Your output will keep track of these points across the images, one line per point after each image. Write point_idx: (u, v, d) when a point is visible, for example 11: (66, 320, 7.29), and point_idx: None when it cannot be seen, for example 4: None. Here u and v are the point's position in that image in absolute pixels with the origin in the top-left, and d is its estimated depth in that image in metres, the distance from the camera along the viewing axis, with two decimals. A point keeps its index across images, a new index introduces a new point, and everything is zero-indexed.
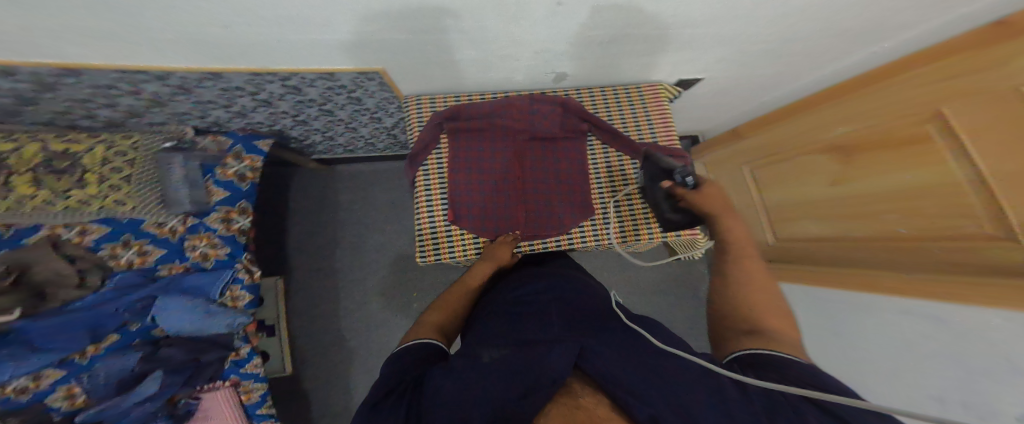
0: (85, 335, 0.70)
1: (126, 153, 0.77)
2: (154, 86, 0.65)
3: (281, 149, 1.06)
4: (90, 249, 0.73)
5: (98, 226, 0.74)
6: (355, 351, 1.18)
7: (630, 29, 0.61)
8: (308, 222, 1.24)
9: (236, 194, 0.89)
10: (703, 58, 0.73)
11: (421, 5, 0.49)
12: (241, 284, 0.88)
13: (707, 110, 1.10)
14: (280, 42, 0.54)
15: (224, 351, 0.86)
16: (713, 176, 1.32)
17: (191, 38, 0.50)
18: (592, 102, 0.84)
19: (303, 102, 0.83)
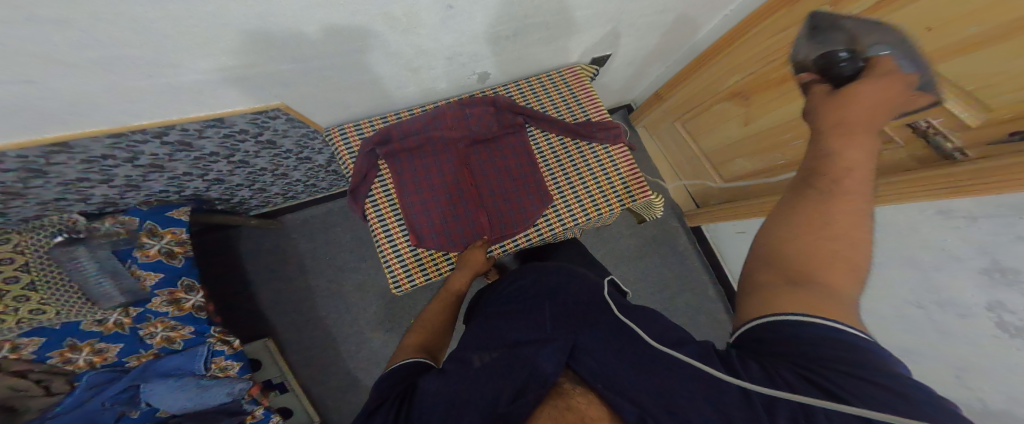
0: None
1: (14, 258, 0.69)
2: (4, 172, 0.59)
3: (204, 214, 0.98)
4: (36, 360, 0.69)
5: (30, 338, 0.69)
6: (365, 392, 1.14)
7: (527, 14, 0.62)
8: (274, 281, 1.18)
9: (172, 272, 0.82)
10: (612, 24, 0.75)
11: (293, 30, 0.48)
12: (223, 354, 0.83)
13: (635, 72, 1.12)
14: (143, 87, 0.50)
15: (237, 418, 0.82)
16: (661, 131, 1.36)
17: (36, 104, 0.46)
18: (520, 95, 0.82)
19: (204, 158, 0.79)
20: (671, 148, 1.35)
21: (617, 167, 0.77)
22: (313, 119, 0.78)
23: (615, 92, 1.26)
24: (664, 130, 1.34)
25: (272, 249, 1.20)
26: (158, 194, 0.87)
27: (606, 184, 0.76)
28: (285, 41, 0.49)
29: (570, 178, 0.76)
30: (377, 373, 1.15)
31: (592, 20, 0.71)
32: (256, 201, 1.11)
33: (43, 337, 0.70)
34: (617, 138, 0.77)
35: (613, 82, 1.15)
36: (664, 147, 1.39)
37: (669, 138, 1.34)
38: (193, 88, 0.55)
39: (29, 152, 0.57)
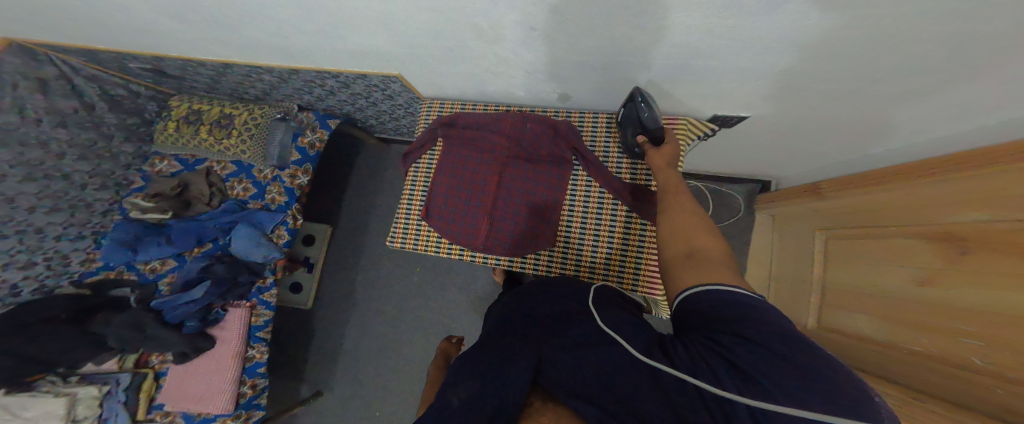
0: (193, 240, 1.07)
1: (256, 119, 1.10)
2: (250, 70, 0.92)
3: (351, 128, 1.24)
4: (222, 179, 1.13)
5: (232, 165, 1.14)
6: (357, 304, 1.34)
7: (621, 56, 0.57)
8: (356, 190, 1.42)
9: (305, 157, 1.13)
10: (742, 89, 0.60)
11: (401, 27, 0.58)
12: (286, 227, 1.10)
13: (774, 150, 0.87)
14: (312, 49, 0.71)
15: (253, 276, 1.05)
16: (784, 232, 1.04)
17: (267, 45, 0.74)
18: (591, 129, 0.76)
19: (355, 95, 0.97)
20: (782, 259, 1.03)
21: (641, 249, 0.69)
22: (421, 91, 0.86)
23: (744, 159, 0.99)
24: (792, 231, 0.99)
25: (368, 166, 1.42)
26: (330, 107, 1.13)
27: (618, 259, 0.71)
28: (404, 31, 0.59)
29: (586, 235, 0.72)
30: (377, 299, 1.34)
31: (709, 80, 0.59)
32: (381, 130, 1.31)
33: (238, 168, 1.13)
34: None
35: (744, 149, 0.91)
36: (776, 250, 1.06)
37: (792, 243, 0.99)
38: (345, 58, 0.72)
39: (268, 68, 0.87)
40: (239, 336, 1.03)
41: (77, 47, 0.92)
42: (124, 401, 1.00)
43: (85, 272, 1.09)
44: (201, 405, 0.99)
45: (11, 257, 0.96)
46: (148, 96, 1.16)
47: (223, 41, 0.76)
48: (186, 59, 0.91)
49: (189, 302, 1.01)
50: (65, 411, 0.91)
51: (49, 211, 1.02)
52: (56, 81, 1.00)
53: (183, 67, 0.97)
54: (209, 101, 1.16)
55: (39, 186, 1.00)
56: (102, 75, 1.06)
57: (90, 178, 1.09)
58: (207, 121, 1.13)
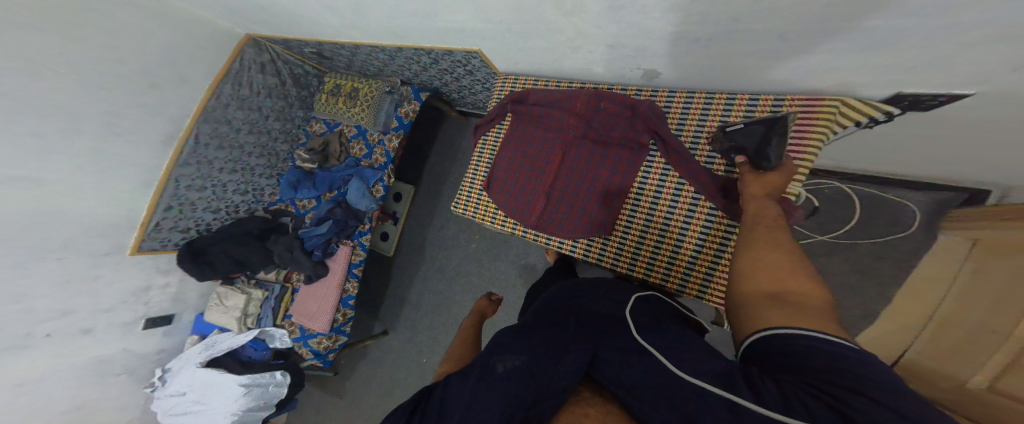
0: (327, 186, 1.40)
1: (370, 90, 1.32)
2: (367, 49, 1.09)
3: (437, 100, 1.36)
4: (348, 140, 1.44)
5: (354, 128, 1.42)
6: (425, 259, 1.51)
7: (733, 25, 0.45)
8: (438, 158, 1.56)
9: (401, 125, 1.31)
10: (937, 63, 0.41)
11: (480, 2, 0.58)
12: (383, 184, 1.31)
13: (984, 141, 0.59)
14: (406, 27, 0.79)
15: (357, 221, 1.28)
16: (987, 275, 0.71)
17: (377, 25, 0.85)
18: (679, 109, 0.66)
19: (443, 71, 1.06)
20: (961, 305, 0.73)
21: (720, 255, 0.58)
22: (498, 66, 0.87)
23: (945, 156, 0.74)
24: (996, 271, 0.69)
25: (449, 137, 1.56)
26: (422, 82, 1.26)
27: (685, 261, 0.62)
28: (486, 7, 0.59)
29: (650, 228, 0.65)
30: (442, 259, 1.48)
31: (866, 54, 0.43)
32: (462, 103, 1.40)
33: (358, 131, 1.41)
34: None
35: (927, 135, 0.64)
36: (956, 288, 0.77)
37: (993, 286, 0.68)
38: (437, 36, 0.78)
39: (382, 47, 1.01)
40: (341, 270, 1.27)
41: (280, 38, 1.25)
42: (273, 307, 1.38)
43: (270, 202, 1.55)
44: (313, 319, 1.27)
45: (237, 187, 1.41)
46: (313, 73, 1.52)
47: (349, 24, 0.91)
48: (327, 42, 1.13)
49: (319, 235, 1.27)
50: (242, 305, 1.33)
51: (257, 156, 1.45)
52: (270, 64, 1.37)
53: (334, 50, 1.22)
54: (345, 76, 1.46)
55: (254, 137, 1.42)
56: (293, 59, 1.42)
57: (280, 134, 1.50)
58: (342, 92, 1.44)
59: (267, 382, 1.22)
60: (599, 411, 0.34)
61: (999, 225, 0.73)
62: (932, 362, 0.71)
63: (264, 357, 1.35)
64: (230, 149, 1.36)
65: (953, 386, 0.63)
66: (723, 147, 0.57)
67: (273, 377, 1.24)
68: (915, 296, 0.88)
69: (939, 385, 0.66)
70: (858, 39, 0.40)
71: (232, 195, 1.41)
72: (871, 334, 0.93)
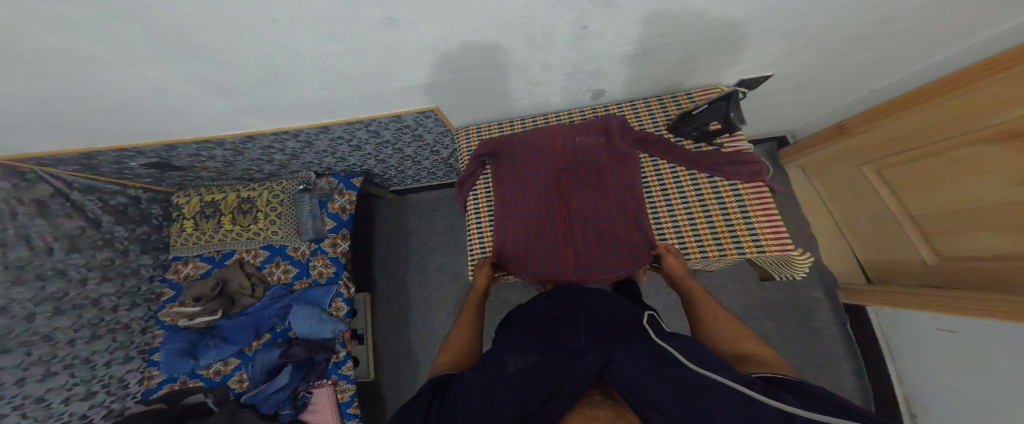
0: (252, 332, 1.03)
1: (279, 196, 1.07)
2: (269, 138, 0.87)
3: (369, 184, 1.17)
4: (258, 268, 1.08)
5: (263, 251, 1.09)
6: (420, 364, 1.19)
7: (670, 37, 0.55)
8: (386, 246, 1.31)
9: (339, 223, 1.07)
10: (828, 27, 0.55)
11: (466, 47, 0.55)
12: (342, 297, 1.05)
13: (820, 93, 0.84)
14: (343, 96, 0.69)
15: (328, 354, 0.99)
16: (822, 177, 1.06)
17: (306, 104, 0.71)
18: (635, 116, 0.79)
19: (383, 144, 0.94)
20: (838, 201, 1.03)
21: (743, 206, 0.70)
22: (454, 121, 0.85)
23: (762, 119, 1.00)
24: (833, 173, 1.01)
25: (391, 223, 1.33)
26: (349, 166, 1.08)
27: (724, 227, 0.70)
28: (452, 55, 0.57)
29: (677, 217, 0.73)
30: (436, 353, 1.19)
31: (782, 31, 0.55)
32: (395, 180, 1.24)
33: (270, 252, 1.09)
34: (752, 175, 0.69)
35: (791, 101, 0.88)
36: (825, 192, 1.07)
37: (839, 184, 1.00)
38: (383, 96, 0.69)
39: (296, 130, 0.83)
40: (334, 415, 1.00)
41: (72, 153, 0.84)
42: None
43: (147, 389, 1.07)
44: None
45: (71, 391, 0.92)
46: (148, 198, 1.15)
47: (260, 114, 0.75)
48: (221, 147, 0.90)
49: (279, 390, 0.96)
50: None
51: (88, 340, 0.97)
52: (51, 200, 0.93)
53: (195, 155, 0.94)
54: (219, 189, 1.12)
55: (71, 317, 0.94)
56: (105, 184, 1.03)
57: (119, 299, 1.04)
58: (224, 211, 1.09)
59: None
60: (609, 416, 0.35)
61: (805, 151, 1.07)
62: (882, 258, 0.93)
63: None
64: (29, 346, 0.86)
65: (918, 268, 0.84)
66: (695, 126, 0.69)
67: None
68: (813, 215, 1.12)
69: (911, 264, 0.85)
70: (776, 20, 0.52)
71: (66, 406, 0.91)
72: (824, 251, 1.10)
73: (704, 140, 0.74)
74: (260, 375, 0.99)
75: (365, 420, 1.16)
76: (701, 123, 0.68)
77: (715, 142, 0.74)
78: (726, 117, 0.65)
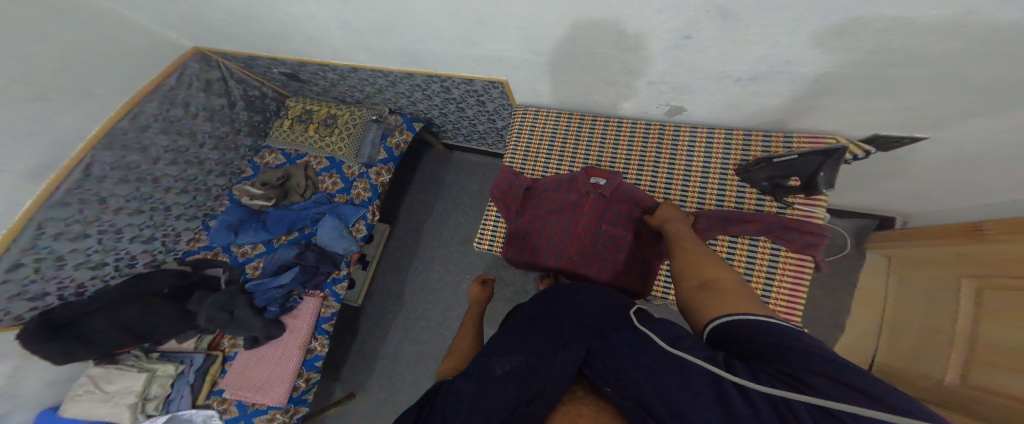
0: (286, 226, 1.14)
1: (354, 120, 1.21)
2: (369, 74, 1.03)
3: (426, 132, 1.29)
4: (316, 173, 1.21)
5: (325, 160, 1.22)
6: (406, 306, 1.27)
7: (738, 78, 0.57)
8: (419, 191, 1.40)
9: (390, 157, 1.20)
10: (937, 105, 0.50)
11: (548, 36, 0.62)
12: (365, 222, 1.13)
13: (907, 183, 0.76)
14: (441, 57, 0.82)
15: (331, 268, 1.06)
16: (904, 273, 0.82)
17: (403, 53, 0.85)
18: (706, 144, 0.73)
19: (450, 101, 1.05)
20: (901, 302, 0.80)
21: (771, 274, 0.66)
22: (517, 98, 0.92)
23: (847, 193, 0.91)
24: (920, 272, 0.77)
25: (431, 171, 1.43)
26: (416, 111, 1.21)
27: (742, 278, 0.66)
28: (534, 38, 0.64)
29: None
30: (423, 300, 1.26)
31: (876, 96, 0.52)
32: (451, 135, 1.34)
33: (330, 163, 1.22)
34: (804, 247, 0.63)
35: (866, 177, 0.81)
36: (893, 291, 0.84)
37: (919, 286, 0.76)
38: (468, 61, 0.80)
39: (388, 71, 0.98)
40: (308, 326, 1.01)
41: (245, 55, 1.11)
42: (192, 384, 0.97)
43: (188, 250, 1.19)
44: (261, 393, 0.94)
45: (140, 231, 1.08)
46: (273, 97, 1.35)
47: (372, 57, 0.92)
48: (325, 68, 1.07)
49: (277, 287, 1.02)
50: (140, 388, 0.90)
51: (178, 192, 1.16)
52: (217, 82, 1.22)
53: (317, 73, 1.13)
54: (317, 102, 1.31)
55: (179, 168, 1.16)
56: (250, 79, 1.26)
57: (215, 165, 1.23)
58: (312, 118, 1.29)
59: None
60: (594, 409, 0.33)
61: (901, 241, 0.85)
62: (901, 365, 0.73)
63: None
64: (139, 183, 1.07)
65: (929, 384, 0.64)
66: (771, 174, 0.62)
67: None
68: (862, 307, 0.92)
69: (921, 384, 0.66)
70: (851, 82, 0.50)
71: (128, 243, 1.06)
72: None
73: (771, 193, 0.66)
74: (272, 267, 1.08)
75: (340, 335, 1.28)
76: (780, 175, 0.61)
77: (784, 199, 0.66)
78: (811, 175, 0.59)
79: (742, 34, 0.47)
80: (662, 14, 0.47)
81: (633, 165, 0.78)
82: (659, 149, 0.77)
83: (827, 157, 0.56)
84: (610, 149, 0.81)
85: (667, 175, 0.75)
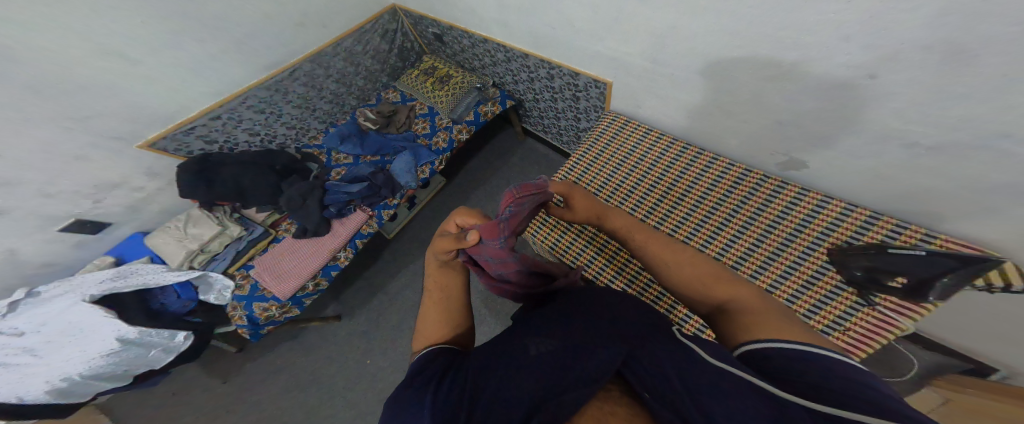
0: (376, 148, 1.21)
1: (463, 82, 1.29)
2: (494, 45, 1.09)
3: (512, 110, 1.35)
4: (415, 116, 1.31)
5: (426, 108, 1.32)
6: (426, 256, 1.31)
7: (876, 146, 0.52)
8: (482, 160, 1.45)
9: (475, 121, 1.25)
10: None
11: (690, 52, 0.62)
12: (431, 168, 1.18)
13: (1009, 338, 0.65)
14: (572, 47, 0.84)
15: (388, 193, 1.11)
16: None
17: (530, 29, 0.89)
18: (806, 205, 0.64)
19: (549, 88, 1.08)
20: None
21: None
22: (614, 104, 0.92)
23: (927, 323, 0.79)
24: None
25: (499, 147, 1.48)
26: (512, 86, 1.26)
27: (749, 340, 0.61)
28: (674, 45, 0.63)
29: None
30: None
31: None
32: (533, 120, 1.38)
33: (429, 112, 1.30)
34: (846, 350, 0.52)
35: (950, 316, 0.71)
36: None
37: None
38: (593, 52, 0.81)
39: (510, 48, 1.03)
40: (345, 236, 1.07)
41: (419, 14, 1.26)
42: (238, 251, 1.05)
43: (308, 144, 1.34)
44: (273, 281, 1.00)
45: (291, 121, 1.25)
46: (413, 51, 1.47)
47: (502, 25, 0.97)
48: (453, 24, 1.15)
49: (343, 193, 1.09)
50: (207, 238, 1.02)
51: (326, 102, 1.31)
52: (393, 33, 1.36)
53: (456, 38, 1.23)
54: (445, 62, 1.42)
55: (337, 84, 1.29)
56: (411, 34, 1.42)
57: (355, 88, 1.36)
58: (427, 70, 1.40)
59: (158, 344, 0.90)
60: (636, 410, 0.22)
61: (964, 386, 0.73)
62: None
63: (181, 308, 0.97)
64: (310, 85, 1.22)
65: None
66: (867, 263, 0.51)
67: (170, 338, 0.92)
68: None
69: None
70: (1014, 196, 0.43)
71: (280, 127, 1.23)
72: None
73: (857, 286, 0.54)
74: (350, 177, 1.15)
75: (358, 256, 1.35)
76: (881, 268, 0.49)
77: (869, 296, 0.53)
78: (923, 280, 0.46)
79: (920, 91, 0.42)
80: (849, 47, 0.44)
81: (707, 204, 0.72)
82: (740, 195, 0.70)
83: (961, 265, 0.43)
84: (689, 180, 0.75)
85: (741, 226, 0.67)
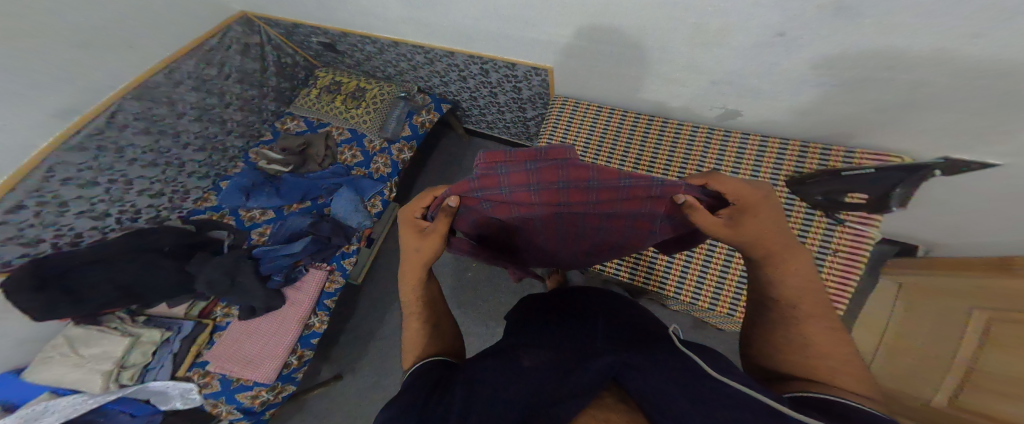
0: (300, 194, 1.10)
1: (381, 96, 1.18)
2: (412, 50, 0.99)
3: (450, 112, 1.27)
4: (336, 145, 1.18)
5: (347, 132, 1.19)
6: None
7: (813, 88, 0.53)
8: (436, 171, 1.37)
9: (415, 135, 1.15)
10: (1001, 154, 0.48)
11: (618, 30, 0.59)
12: (382, 198, 1.10)
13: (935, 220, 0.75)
14: (499, 36, 0.77)
15: (344, 241, 1.03)
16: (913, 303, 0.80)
17: (450, 27, 0.81)
18: (755, 151, 0.67)
19: (484, 84, 1.01)
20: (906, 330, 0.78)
21: None
22: (557, 88, 0.88)
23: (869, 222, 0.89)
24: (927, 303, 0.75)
25: (449, 153, 1.40)
26: (438, 87, 1.16)
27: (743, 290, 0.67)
28: (597, 26, 0.60)
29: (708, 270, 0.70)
30: None
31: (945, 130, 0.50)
32: (473, 119, 1.30)
33: (352, 136, 1.18)
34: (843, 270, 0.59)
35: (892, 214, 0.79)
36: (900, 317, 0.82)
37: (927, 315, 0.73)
38: (519, 39, 0.75)
39: (430, 49, 0.94)
40: (312, 299, 0.99)
41: (289, 21, 1.08)
42: (174, 353, 0.92)
43: (195, 209, 1.13)
44: (247, 369, 0.90)
45: (147, 186, 1.02)
46: (303, 66, 1.35)
47: (417, 27, 0.87)
48: (360, 36, 1.02)
49: (287, 256, 0.99)
50: (119, 354, 0.85)
51: (194, 149, 1.10)
52: (256, 46, 1.20)
53: (358, 45, 1.09)
54: (348, 75, 1.28)
55: (201, 126, 1.11)
56: (285, 46, 1.26)
57: (235, 126, 1.19)
58: (331, 89, 1.25)
59: None
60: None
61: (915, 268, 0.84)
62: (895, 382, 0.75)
63: None
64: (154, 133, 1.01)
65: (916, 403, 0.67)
66: (832, 187, 0.58)
67: None
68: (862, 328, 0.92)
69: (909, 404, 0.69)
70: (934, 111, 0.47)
71: (135, 196, 1.00)
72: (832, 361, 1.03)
73: (822, 210, 0.61)
74: (284, 235, 1.04)
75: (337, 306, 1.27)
76: (838, 189, 0.57)
77: (834, 216, 0.60)
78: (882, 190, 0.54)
79: (845, 38, 0.42)
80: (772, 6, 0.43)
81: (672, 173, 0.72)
82: (699, 155, 0.71)
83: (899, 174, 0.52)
84: (649, 154, 0.75)
85: None
